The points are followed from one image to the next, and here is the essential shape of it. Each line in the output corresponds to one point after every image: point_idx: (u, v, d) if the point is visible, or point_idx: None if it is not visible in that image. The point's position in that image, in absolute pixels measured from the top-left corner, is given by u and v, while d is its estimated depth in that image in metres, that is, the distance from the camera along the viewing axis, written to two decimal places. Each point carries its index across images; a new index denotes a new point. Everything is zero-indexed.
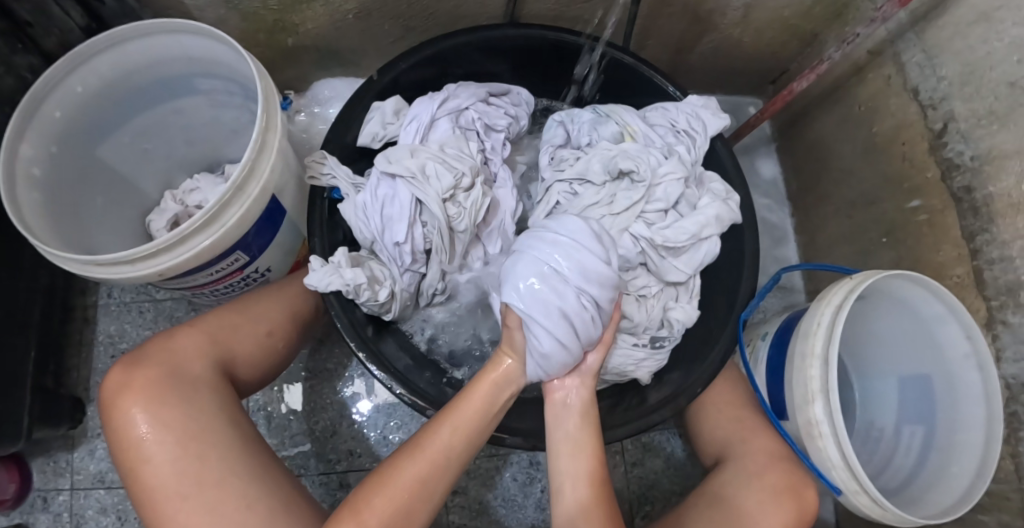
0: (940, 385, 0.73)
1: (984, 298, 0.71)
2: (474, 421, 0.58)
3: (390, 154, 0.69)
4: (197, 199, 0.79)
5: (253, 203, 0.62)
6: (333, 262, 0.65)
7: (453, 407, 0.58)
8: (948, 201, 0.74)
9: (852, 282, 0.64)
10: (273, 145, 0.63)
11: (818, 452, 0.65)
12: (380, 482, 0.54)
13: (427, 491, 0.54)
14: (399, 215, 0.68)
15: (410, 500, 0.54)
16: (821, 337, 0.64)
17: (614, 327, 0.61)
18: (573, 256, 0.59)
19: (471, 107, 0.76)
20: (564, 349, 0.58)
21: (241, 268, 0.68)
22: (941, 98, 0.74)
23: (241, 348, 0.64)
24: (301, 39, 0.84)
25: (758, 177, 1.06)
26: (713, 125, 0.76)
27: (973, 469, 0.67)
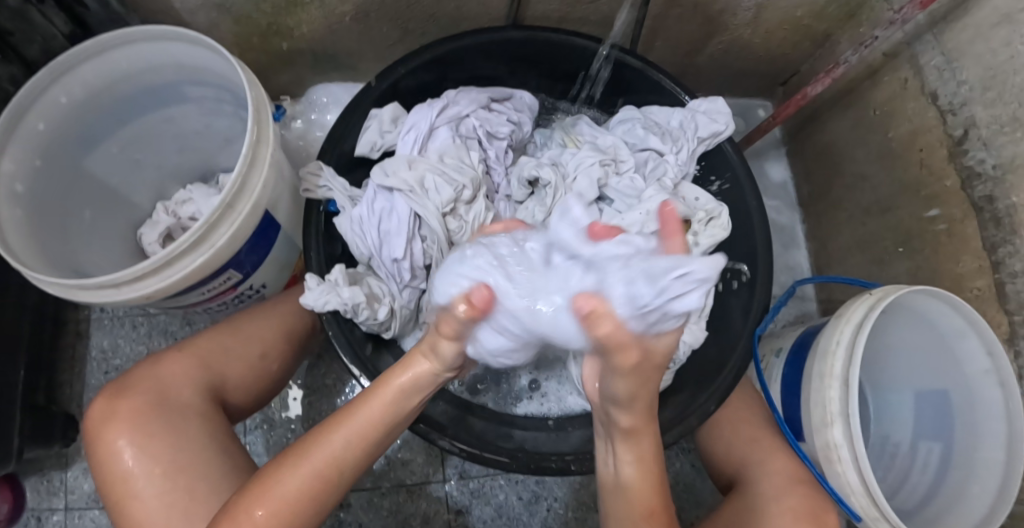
0: (959, 402, 0.72)
1: (1006, 312, 0.69)
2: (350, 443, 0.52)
3: (387, 166, 0.65)
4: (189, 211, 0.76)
5: (245, 220, 0.59)
6: (330, 280, 0.63)
7: (346, 419, 0.52)
8: (968, 211, 0.72)
9: (874, 297, 0.63)
10: (264, 158, 0.59)
11: (836, 477, 0.62)
12: (261, 492, 0.49)
13: (308, 502, 0.50)
14: (397, 230, 0.64)
15: (305, 498, 0.50)
16: (840, 358, 0.62)
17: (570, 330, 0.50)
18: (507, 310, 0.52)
19: (471, 113, 0.71)
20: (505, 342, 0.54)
21: (234, 285, 0.65)
22: (961, 103, 0.72)
23: (233, 372, 0.61)
24: (295, 43, 0.81)
25: (767, 180, 1.02)
26: (710, 128, 0.74)
27: (993, 489, 0.65)
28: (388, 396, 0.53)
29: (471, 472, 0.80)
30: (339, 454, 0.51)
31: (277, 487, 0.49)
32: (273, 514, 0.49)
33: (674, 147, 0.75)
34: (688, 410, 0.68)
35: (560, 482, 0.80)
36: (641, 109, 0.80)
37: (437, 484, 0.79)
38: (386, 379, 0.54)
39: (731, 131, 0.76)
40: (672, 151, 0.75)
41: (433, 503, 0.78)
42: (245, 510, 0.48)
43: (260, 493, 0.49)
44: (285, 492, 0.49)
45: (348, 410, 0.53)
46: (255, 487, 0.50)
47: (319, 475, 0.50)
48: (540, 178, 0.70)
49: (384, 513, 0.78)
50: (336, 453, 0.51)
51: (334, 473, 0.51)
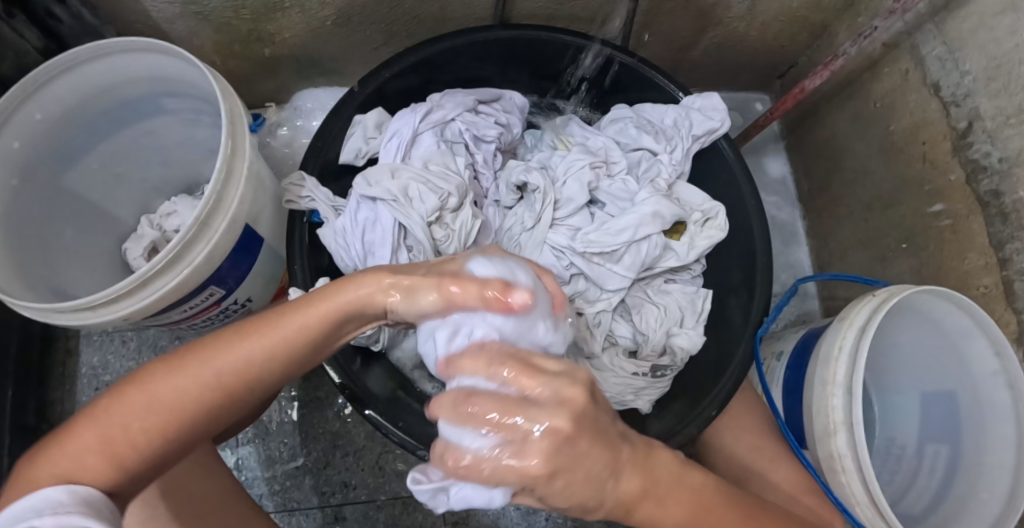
0: (966, 404, 0.70)
1: (1014, 311, 0.66)
2: (266, 354, 0.44)
3: (369, 175, 0.63)
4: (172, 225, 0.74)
5: (223, 237, 0.57)
6: (313, 294, 0.62)
7: (271, 324, 0.44)
8: (974, 206, 0.70)
9: (879, 299, 0.61)
10: (241, 171, 0.58)
11: (841, 488, 0.60)
12: (143, 383, 0.43)
13: (198, 408, 0.43)
14: (381, 241, 0.62)
15: (195, 401, 0.43)
16: (843, 363, 0.60)
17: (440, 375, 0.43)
18: None
19: (457, 117, 0.69)
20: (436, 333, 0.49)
21: (218, 301, 0.64)
22: (964, 94, 0.69)
23: None
24: (278, 49, 0.79)
25: (766, 175, 0.99)
26: (704, 126, 0.72)
27: (1003, 495, 0.63)
28: (330, 305, 0.45)
29: None
30: (245, 361, 0.43)
31: (161, 384, 0.42)
32: (149, 415, 0.42)
33: (668, 146, 0.73)
34: (687, 418, 0.66)
35: None
36: (634, 107, 0.78)
37: None
38: (332, 287, 0.46)
39: (727, 128, 0.73)
40: (666, 150, 0.72)
41: (430, 515, 0.77)
42: (123, 399, 0.42)
43: (149, 384, 0.42)
44: (168, 389, 0.42)
45: (274, 318, 0.44)
46: (143, 374, 0.43)
47: (213, 379, 0.43)
48: (529, 183, 0.68)
49: (380, 526, 0.76)
50: (243, 356, 0.43)
51: (237, 384, 0.44)
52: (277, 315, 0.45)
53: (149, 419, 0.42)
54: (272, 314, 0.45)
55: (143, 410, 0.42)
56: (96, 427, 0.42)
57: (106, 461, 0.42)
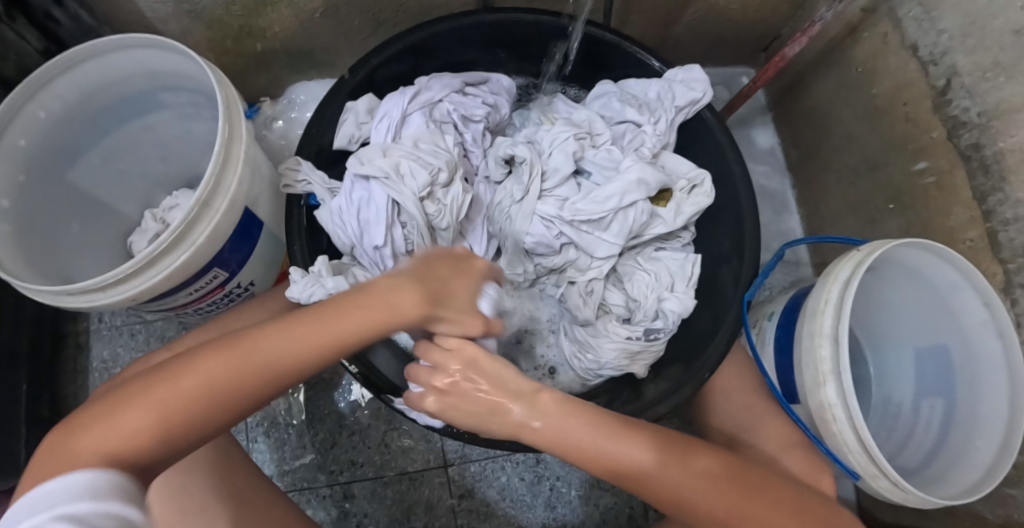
0: (958, 356, 0.71)
1: (1000, 261, 0.68)
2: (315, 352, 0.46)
3: (362, 155, 0.65)
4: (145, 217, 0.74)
5: (222, 218, 0.59)
6: (313, 273, 0.64)
7: (326, 321, 0.47)
8: (956, 161, 0.71)
9: (860, 256, 0.62)
10: (238, 155, 0.60)
11: (832, 437, 0.61)
12: (177, 373, 0.43)
13: (228, 400, 0.44)
14: (376, 218, 0.64)
15: (230, 387, 0.43)
16: (829, 316, 0.62)
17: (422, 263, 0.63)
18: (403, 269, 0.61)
19: (444, 98, 0.72)
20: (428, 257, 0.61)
21: (222, 284, 0.66)
22: (942, 52, 0.71)
23: None
24: (270, 44, 0.81)
25: (753, 147, 1.00)
26: (687, 96, 0.75)
27: (996, 441, 0.65)
28: (380, 305, 0.49)
29: (472, 456, 0.80)
30: (297, 354, 0.45)
31: (200, 375, 0.43)
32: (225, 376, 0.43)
33: (651, 117, 0.75)
34: (682, 380, 0.67)
35: (562, 461, 0.80)
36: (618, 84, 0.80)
37: (438, 470, 0.79)
38: (377, 291, 0.50)
39: (709, 99, 0.76)
40: (649, 121, 0.74)
41: (437, 488, 0.79)
42: (157, 393, 0.42)
43: (189, 373, 0.43)
44: (204, 383, 0.43)
45: (333, 315, 0.47)
46: (178, 365, 0.44)
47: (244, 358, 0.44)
48: (516, 156, 0.70)
49: (388, 502, 0.78)
50: (290, 346, 0.45)
51: (278, 375, 0.45)
52: (326, 317, 0.47)
53: (188, 409, 0.42)
54: (322, 313, 0.48)
55: (185, 397, 0.42)
56: (126, 419, 0.41)
57: (129, 449, 0.40)
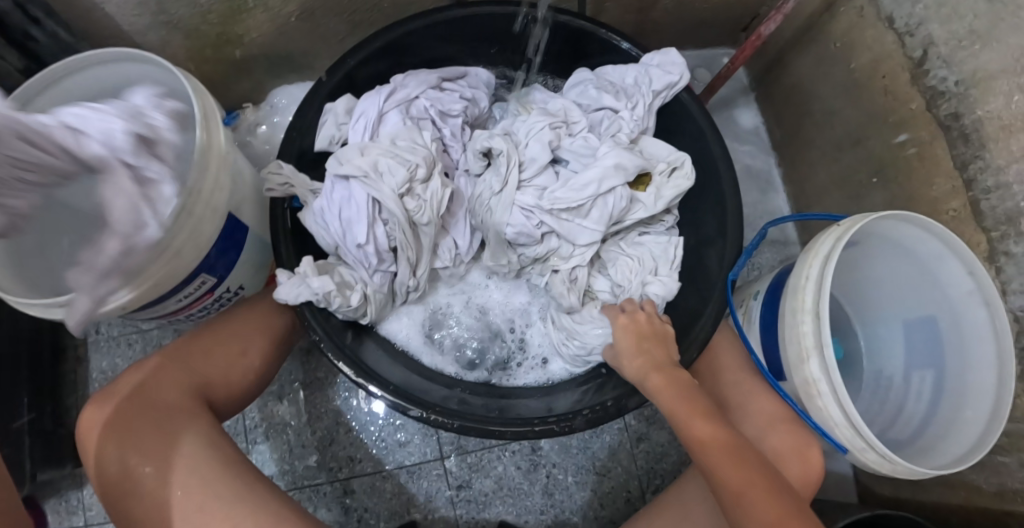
0: (945, 327, 0.71)
1: (983, 230, 0.68)
2: None
3: (340, 155, 0.66)
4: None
5: (204, 223, 0.61)
6: (300, 273, 0.65)
7: None
8: (935, 131, 0.71)
9: (840, 230, 0.62)
10: (217, 162, 0.61)
11: (818, 412, 0.62)
12: None
13: None
14: (358, 216, 0.65)
15: None
16: (810, 291, 0.62)
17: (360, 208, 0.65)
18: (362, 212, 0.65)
19: (421, 95, 0.72)
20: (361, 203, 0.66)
21: (211, 289, 0.68)
22: (917, 23, 0.71)
23: (215, 372, 0.64)
24: (249, 50, 0.82)
25: (737, 127, 0.99)
26: (664, 80, 0.75)
27: (986, 409, 0.65)
28: None
29: (468, 447, 0.81)
30: None
31: None
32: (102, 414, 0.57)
33: (628, 103, 0.75)
34: None
35: (557, 449, 0.81)
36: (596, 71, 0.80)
37: (435, 462, 0.80)
38: None
39: (686, 82, 0.76)
40: (627, 107, 0.75)
41: (434, 481, 0.80)
42: None
43: None
44: None
45: None
46: None
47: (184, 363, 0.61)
48: (493, 148, 0.70)
49: (388, 496, 0.79)
50: None
51: None
52: None
53: None
54: None
55: None
56: None
57: None
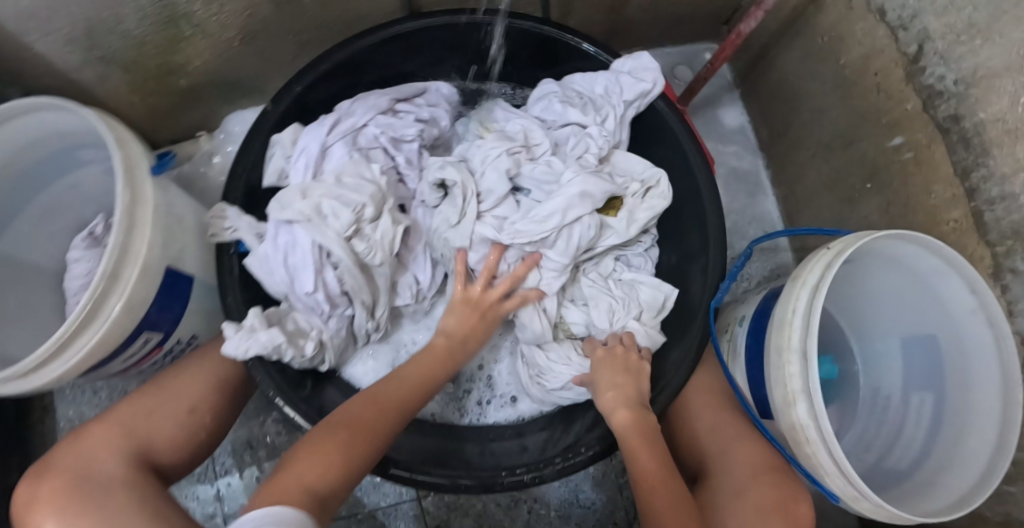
0: (947, 347, 0.66)
1: (987, 244, 0.62)
2: None
3: (281, 199, 0.61)
4: (82, 272, 0.73)
5: (137, 286, 0.56)
6: (247, 326, 0.61)
7: None
8: (933, 134, 0.65)
9: (829, 257, 0.57)
10: (144, 220, 0.57)
11: (807, 458, 0.57)
12: None
13: None
14: (304, 264, 0.61)
15: None
16: (797, 327, 0.57)
17: (304, 255, 0.61)
18: (309, 259, 0.60)
19: (369, 122, 0.68)
20: (303, 247, 0.60)
21: (158, 344, 0.64)
22: (911, 16, 0.64)
23: (160, 433, 0.60)
24: (194, 78, 0.78)
25: (720, 126, 0.93)
26: (636, 88, 0.70)
27: (991, 439, 0.60)
28: None
29: None
30: None
31: None
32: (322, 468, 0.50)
33: (597, 116, 0.70)
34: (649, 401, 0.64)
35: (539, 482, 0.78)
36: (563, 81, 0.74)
37: (411, 503, 0.77)
38: None
39: (660, 89, 0.71)
40: (595, 120, 0.70)
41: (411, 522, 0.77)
42: None
43: None
44: None
45: None
46: None
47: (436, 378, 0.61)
48: (447, 179, 0.65)
49: None
50: None
51: None
52: None
53: None
54: None
55: None
56: None
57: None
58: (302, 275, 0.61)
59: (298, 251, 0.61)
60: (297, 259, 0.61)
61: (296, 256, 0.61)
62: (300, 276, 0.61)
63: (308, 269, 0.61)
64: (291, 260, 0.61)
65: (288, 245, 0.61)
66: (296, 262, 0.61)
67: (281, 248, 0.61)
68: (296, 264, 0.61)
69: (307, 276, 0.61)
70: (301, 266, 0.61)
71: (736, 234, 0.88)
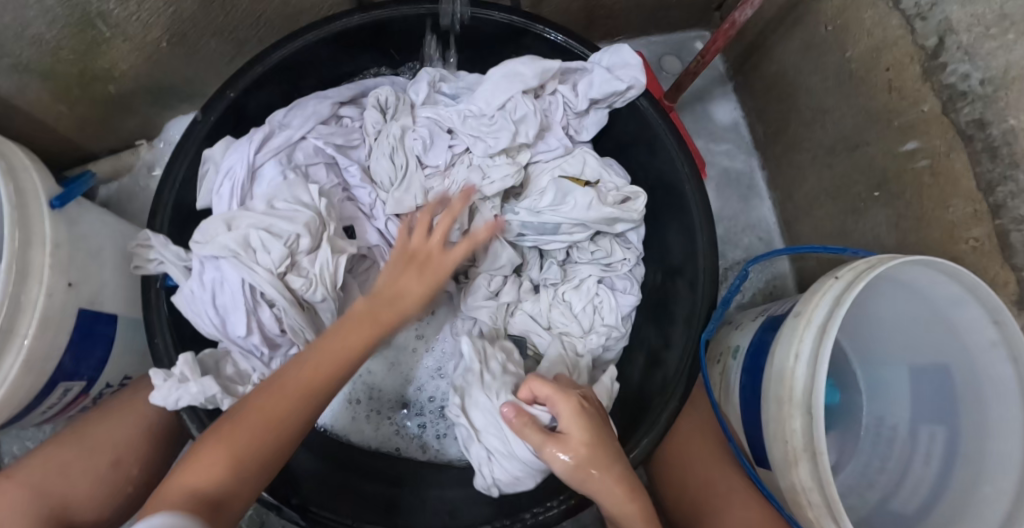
0: (962, 382, 0.58)
1: (1012, 268, 0.54)
2: None
3: (203, 230, 0.53)
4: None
5: (37, 340, 0.49)
6: (177, 375, 0.55)
7: None
8: (954, 142, 0.56)
9: (836, 290, 0.50)
10: (39, 264, 0.49)
11: (807, 521, 0.51)
12: None
13: None
14: (234, 304, 0.53)
15: None
16: (800, 374, 0.50)
17: (234, 296, 0.53)
18: (238, 300, 0.53)
19: (308, 135, 0.60)
20: (232, 287, 0.53)
21: (83, 391, 0.58)
22: (931, 4, 0.55)
23: (79, 492, 0.54)
24: (123, 84, 0.69)
25: (712, 123, 0.84)
26: (610, 86, 0.63)
27: (1013, 491, 0.53)
28: None
29: None
30: None
31: None
32: (235, 462, 0.44)
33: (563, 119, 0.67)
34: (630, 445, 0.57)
35: None
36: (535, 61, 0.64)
37: None
38: None
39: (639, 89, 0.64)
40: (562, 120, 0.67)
41: None
42: None
43: None
44: None
45: None
46: None
47: (382, 330, 0.49)
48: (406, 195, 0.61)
49: None
50: None
51: None
52: None
53: None
54: None
55: None
56: None
57: None
58: (233, 318, 0.54)
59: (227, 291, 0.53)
60: (226, 300, 0.53)
61: (225, 296, 0.54)
62: (231, 319, 0.54)
63: (239, 310, 0.53)
64: (220, 301, 0.54)
65: (215, 283, 0.54)
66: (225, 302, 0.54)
67: (208, 287, 0.54)
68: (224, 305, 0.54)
69: (238, 319, 0.53)
70: (231, 307, 0.53)
71: (730, 244, 0.80)
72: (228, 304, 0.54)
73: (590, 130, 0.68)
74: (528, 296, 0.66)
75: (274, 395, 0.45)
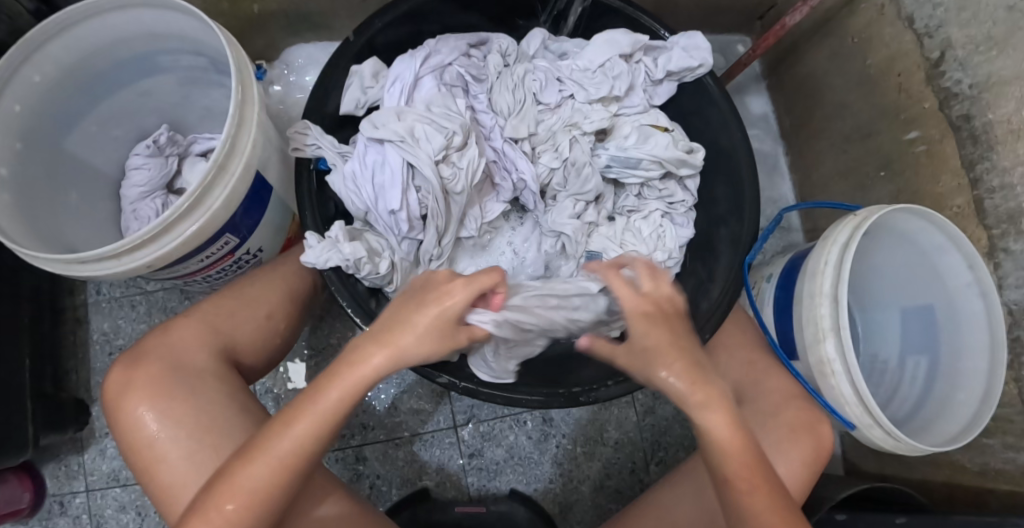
0: (942, 315, 0.75)
1: (985, 227, 0.71)
2: None
3: (375, 119, 0.66)
4: (142, 180, 0.74)
5: (238, 182, 0.59)
6: (330, 238, 0.63)
7: None
8: (946, 131, 0.74)
9: (857, 218, 0.65)
10: (252, 119, 0.59)
11: (831, 390, 0.66)
12: None
13: None
14: (391, 181, 0.65)
15: None
16: (828, 275, 0.65)
17: (393, 177, 0.65)
18: (397, 180, 0.65)
19: (454, 62, 0.73)
20: (394, 166, 0.65)
21: (232, 250, 0.66)
22: (937, 25, 0.73)
23: (242, 335, 0.62)
24: (267, 5, 0.79)
25: (748, 112, 1.04)
26: (684, 62, 0.75)
27: (978, 394, 0.68)
28: None
29: (481, 417, 0.83)
30: None
31: None
32: (241, 508, 0.48)
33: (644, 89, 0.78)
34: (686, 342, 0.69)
35: (567, 419, 0.84)
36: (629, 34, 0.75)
37: (447, 431, 0.82)
38: None
39: (708, 66, 0.75)
40: (642, 87, 0.78)
41: (447, 449, 0.82)
42: None
43: None
44: None
45: None
46: None
47: (391, 358, 0.49)
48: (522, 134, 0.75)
49: (400, 463, 0.81)
50: None
51: None
52: None
53: None
54: None
55: None
56: None
57: None
58: (388, 195, 0.65)
59: (391, 172, 0.65)
60: (384, 179, 0.65)
61: (384, 176, 0.65)
62: (386, 198, 0.65)
63: (394, 191, 0.65)
64: (377, 180, 0.66)
65: (376, 166, 0.66)
66: (384, 181, 0.65)
67: (369, 167, 0.66)
68: (382, 186, 0.65)
69: (393, 197, 0.65)
70: (388, 187, 0.65)
71: None
72: (387, 185, 0.65)
73: (661, 96, 0.80)
74: (605, 222, 0.79)
75: (262, 455, 0.48)
